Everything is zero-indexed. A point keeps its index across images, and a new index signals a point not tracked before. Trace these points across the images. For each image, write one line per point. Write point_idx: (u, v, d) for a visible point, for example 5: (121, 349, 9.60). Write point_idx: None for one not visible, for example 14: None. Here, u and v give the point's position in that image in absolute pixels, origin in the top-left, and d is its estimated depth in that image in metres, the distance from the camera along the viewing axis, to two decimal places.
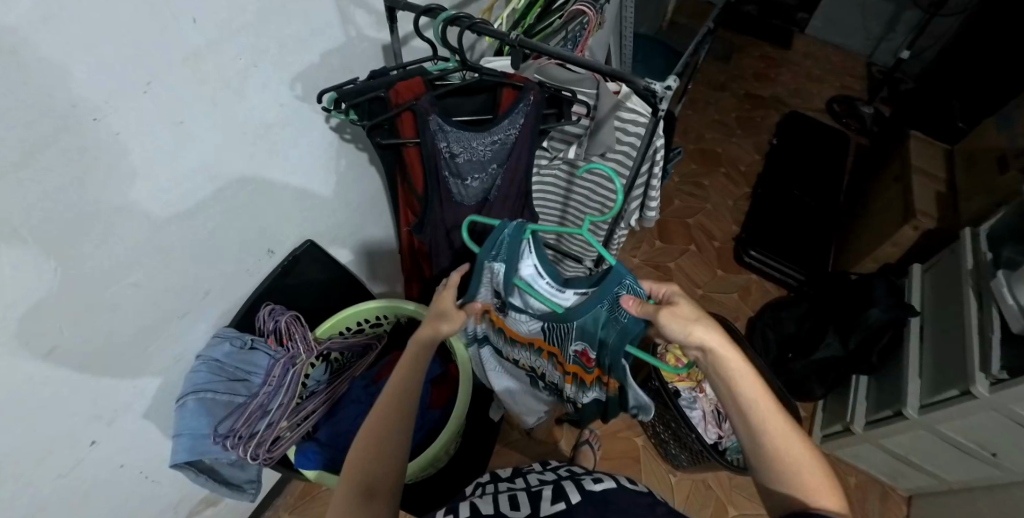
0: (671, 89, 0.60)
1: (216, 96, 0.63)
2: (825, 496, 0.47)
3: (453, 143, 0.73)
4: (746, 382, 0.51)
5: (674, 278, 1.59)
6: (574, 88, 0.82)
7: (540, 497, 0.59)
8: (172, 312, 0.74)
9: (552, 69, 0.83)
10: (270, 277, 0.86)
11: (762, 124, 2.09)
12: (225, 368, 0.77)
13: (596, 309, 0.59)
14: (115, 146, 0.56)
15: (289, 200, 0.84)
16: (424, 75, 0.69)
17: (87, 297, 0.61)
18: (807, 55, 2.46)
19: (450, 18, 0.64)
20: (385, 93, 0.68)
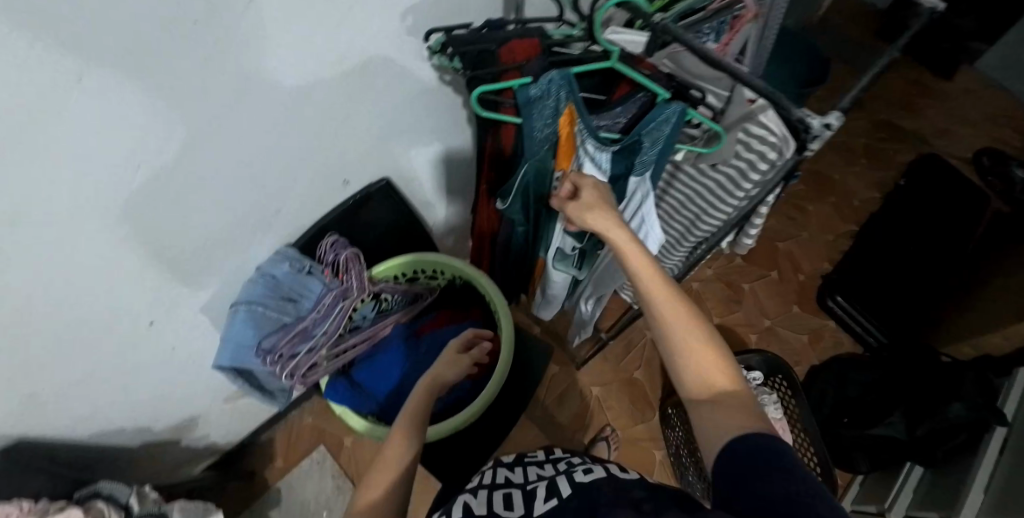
0: (829, 128, 0.50)
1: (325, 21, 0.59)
2: (710, 373, 0.46)
3: (541, 122, 0.63)
4: (646, 286, 0.52)
5: (744, 302, 1.49)
6: (704, 84, 0.71)
7: (534, 497, 0.55)
8: (241, 224, 0.74)
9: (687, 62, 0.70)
10: (341, 207, 0.85)
11: (892, 159, 1.85)
12: (280, 287, 0.79)
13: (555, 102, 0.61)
14: (221, 60, 0.53)
15: (375, 134, 0.81)
16: (544, 38, 0.61)
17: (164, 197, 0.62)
18: (969, 91, 2.12)
19: None
20: (495, 48, 0.61)
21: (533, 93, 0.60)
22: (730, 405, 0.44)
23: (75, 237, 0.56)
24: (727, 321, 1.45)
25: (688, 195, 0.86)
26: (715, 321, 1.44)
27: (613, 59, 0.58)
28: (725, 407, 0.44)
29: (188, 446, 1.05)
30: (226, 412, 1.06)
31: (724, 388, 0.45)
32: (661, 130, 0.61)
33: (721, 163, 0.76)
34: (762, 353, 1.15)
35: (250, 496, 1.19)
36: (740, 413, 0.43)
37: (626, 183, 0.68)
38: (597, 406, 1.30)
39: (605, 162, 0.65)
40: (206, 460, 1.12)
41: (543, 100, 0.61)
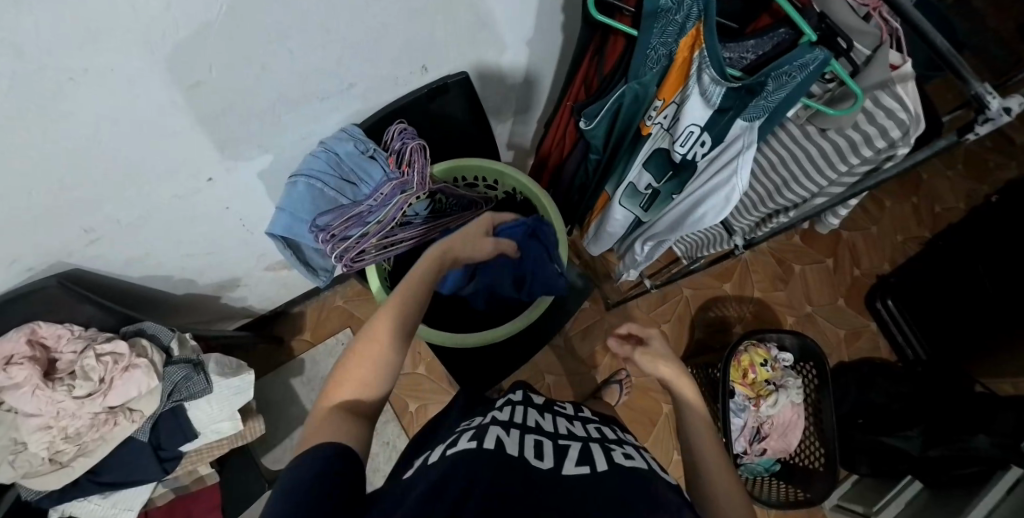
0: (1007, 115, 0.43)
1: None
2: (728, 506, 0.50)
3: (660, 39, 0.57)
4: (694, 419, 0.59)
5: (791, 282, 1.41)
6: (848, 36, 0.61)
7: (564, 454, 0.54)
8: (313, 93, 0.71)
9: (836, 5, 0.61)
10: (415, 95, 0.80)
11: (994, 170, 1.69)
12: (341, 165, 0.76)
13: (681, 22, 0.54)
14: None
15: (465, 20, 0.74)
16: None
17: (248, 49, 0.57)
18: None
19: None
20: None
21: (663, 3, 0.53)
22: None
23: (152, 73, 0.53)
24: (769, 298, 1.39)
25: (783, 158, 0.78)
26: (756, 295, 1.38)
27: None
28: None
29: (227, 303, 1.09)
30: (265, 278, 1.09)
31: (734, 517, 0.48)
32: (792, 76, 0.53)
33: (835, 130, 0.67)
34: (800, 335, 1.09)
35: (275, 359, 1.25)
36: None
37: (732, 126, 0.61)
38: (618, 350, 1.30)
39: (717, 97, 0.58)
40: (240, 318, 1.17)
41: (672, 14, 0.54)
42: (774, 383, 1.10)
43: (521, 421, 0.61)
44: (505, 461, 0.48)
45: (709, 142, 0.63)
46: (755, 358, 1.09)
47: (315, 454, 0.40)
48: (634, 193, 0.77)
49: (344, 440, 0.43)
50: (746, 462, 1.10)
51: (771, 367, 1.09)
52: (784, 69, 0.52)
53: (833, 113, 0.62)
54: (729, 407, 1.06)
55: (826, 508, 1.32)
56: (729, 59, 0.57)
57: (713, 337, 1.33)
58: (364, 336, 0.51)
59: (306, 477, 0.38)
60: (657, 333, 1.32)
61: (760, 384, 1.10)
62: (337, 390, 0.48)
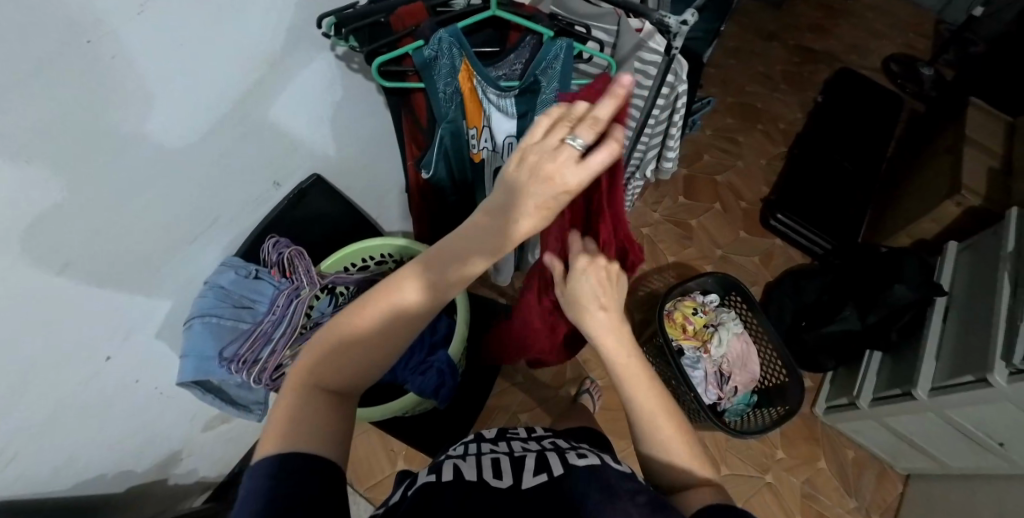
0: (684, 23, 0.63)
1: (242, 1, 0.60)
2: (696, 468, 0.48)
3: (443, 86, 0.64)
4: (624, 375, 0.51)
5: (695, 236, 1.55)
6: (592, 23, 0.72)
7: (523, 467, 0.50)
8: (183, 238, 0.75)
9: (574, 5, 0.73)
10: (278, 208, 0.84)
11: (809, 80, 1.98)
12: (232, 295, 0.79)
13: (448, 69, 0.62)
14: (153, 51, 0.54)
15: (296, 130, 0.81)
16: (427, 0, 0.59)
17: (110, 203, 0.61)
18: (871, 7, 2.30)
19: None
20: (386, 19, 0.59)
21: (427, 54, 0.60)
22: (716, 492, 0.46)
23: (9, 273, 0.54)
24: (684, 258, 1.51)
25: None
26: (671, 259, 1.50)
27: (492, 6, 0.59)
28: (696, 494, 0.46)
29: (175, 481, 1.06)
30: (208, 438, 1.07)
31: (698, 482, 0.47)
32: (555, 66, 0.62)
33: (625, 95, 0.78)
34: (716, 274, 1.17)
35: None
36: (710, 493, 0.45)
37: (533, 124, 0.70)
38: (576, 361, 1.34)
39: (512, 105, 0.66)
40: (200, 492, 1.15)
41: (439, 61, 0.61)
42: (713, 324, 1.15)
43: (475, 449, 0.57)
44: (466, 489, 0.45)
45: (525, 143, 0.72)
46: (685, 310, 1.15)
47: (292, 467, 0.36)
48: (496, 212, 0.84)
49: (319, 449, 0.39)
50: (727, 407, 1.14)
51: (703, 312, 1.16)
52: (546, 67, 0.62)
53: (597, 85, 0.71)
54: (683, 365, 1.10)
55: (820, 414, 1.38)
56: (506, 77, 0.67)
57: (649, 311, 1.42)
58: (376, 306, 0.44)
59: (268, 480, 0.36)
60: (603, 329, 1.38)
61: (702, 330, 1.15)
62: (315, 355, 0.43)
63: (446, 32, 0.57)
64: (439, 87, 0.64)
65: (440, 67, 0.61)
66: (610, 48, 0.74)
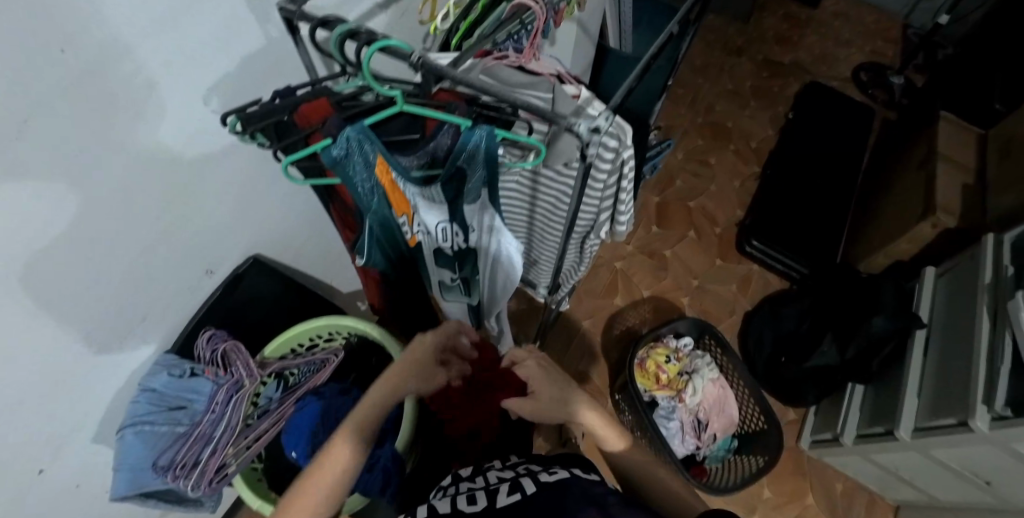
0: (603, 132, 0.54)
1: (143, 108, 0.55)
2: None
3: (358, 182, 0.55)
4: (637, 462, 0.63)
5: (670, 266, 1.51)
6: (526, 93, 0.64)
7: (495, 492, 0.51)
8: (108, 346, 0.70)
9: (505, 72, 0.64)
10: (212, 299, 0.78)
11: (779, 94, 1.96)
12: (166, 398, 0.75)
13: (359, 167, 0.53)
14: (45, 171, 0.49)
15: (227, 217, 0.76)
16: (332, 94, 0.51)
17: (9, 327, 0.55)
18: (836, 14, 2.29)
19: (346, 34, 0.44)
20: (288, 119, 0.52)
21: (336, 153, 0.51)
22: None
23: None
24: (659, 291, 1.47)
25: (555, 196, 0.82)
26: (646, 293, 1.46)
27: (397, 102, 0.48)
28: None
29: None
30: None
31: None
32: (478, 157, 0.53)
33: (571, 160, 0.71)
34: (688, 318, 1.13)
35: None
36: None
37: (467, 212, 0.61)
38: None
39: (438, 195, 0.58)
40: None
41: (351, 157, 0.52)
42: (687, 371, 1.11)
43: (458, 487, 0.58)
44: None
45: (462, 230, 0.64)
46: (658, 358, 1.11)
47: None
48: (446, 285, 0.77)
49: None
50: (705, 455, 1.09)
51: (676, 359, 1.11)
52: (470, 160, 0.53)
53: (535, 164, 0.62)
54: (654, 418, 1.06)
55: (806, 449, 1.33)
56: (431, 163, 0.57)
57: (626, 350, 1.38)
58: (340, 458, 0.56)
59: None
60: (579, 373, 1.34)
61: (676, 378, 1.11)
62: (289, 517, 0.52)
63: (348, 132, 0.49)
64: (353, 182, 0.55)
65: (350, 166, 0.53)
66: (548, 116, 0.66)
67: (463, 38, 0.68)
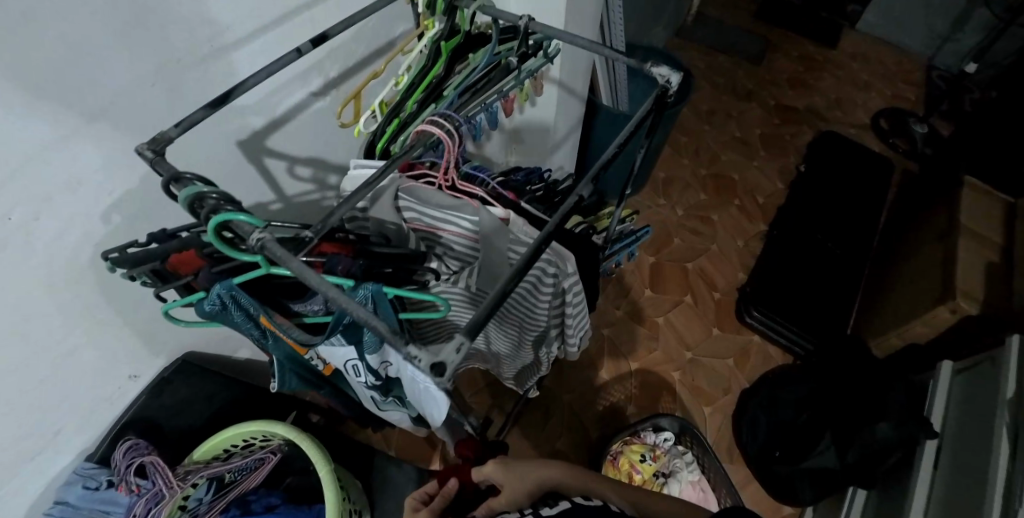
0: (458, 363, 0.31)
1: (26, 243, 0.51)
2: None
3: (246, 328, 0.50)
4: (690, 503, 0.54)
5: (661, 335, 1.42)
6: (449, 215, 0.56)
7: None
8: (16, 466, 0.65)
9: (426, 193, 0.56)
10: (137, 406, 0.74)
11: (790, 143, 1.85)
12: (81, 510, 0.72)
13: (240, 317, 0.48)
14: None
15: (149, 321, 0.72)
16: (203, 245, 0.46)
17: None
18: (856, 55, 2.18)
19: (193, 199, 0.38)
20: (164, 267, 0.46)
21: (210, 307, 0.46)
22: None
23: None
24: (647, 363, 1.37)
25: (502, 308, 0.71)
26: (634, 366, 1.36)
27: (261, 266, 0.40)
28: None
29: None
30: None
31: None
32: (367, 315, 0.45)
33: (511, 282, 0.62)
34: (674, 416, 1.04)
35: None
36: None
37: (375, 356, 0.53)
38: None
39: (336, 342, 0.50)
40: None
41: (227, 310, 0.46)
42: (664, 473, 1.02)
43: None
44: None
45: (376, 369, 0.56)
46: (632, 456, 1.02)
47: None
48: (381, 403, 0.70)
49: None
50: None
51: (653, 458, 1.02)
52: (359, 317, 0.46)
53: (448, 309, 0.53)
54: None
55: None
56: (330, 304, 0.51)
57: (608, 429, 1.28)
58: None
59: None
60: (555, 454, 1.25)
61: (651, 479, 1.02)
62: None
63: (218, 286, 0.44)
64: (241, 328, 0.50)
65: (233, 316, 0.47)
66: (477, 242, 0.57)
67: (389, 140, 0.61)
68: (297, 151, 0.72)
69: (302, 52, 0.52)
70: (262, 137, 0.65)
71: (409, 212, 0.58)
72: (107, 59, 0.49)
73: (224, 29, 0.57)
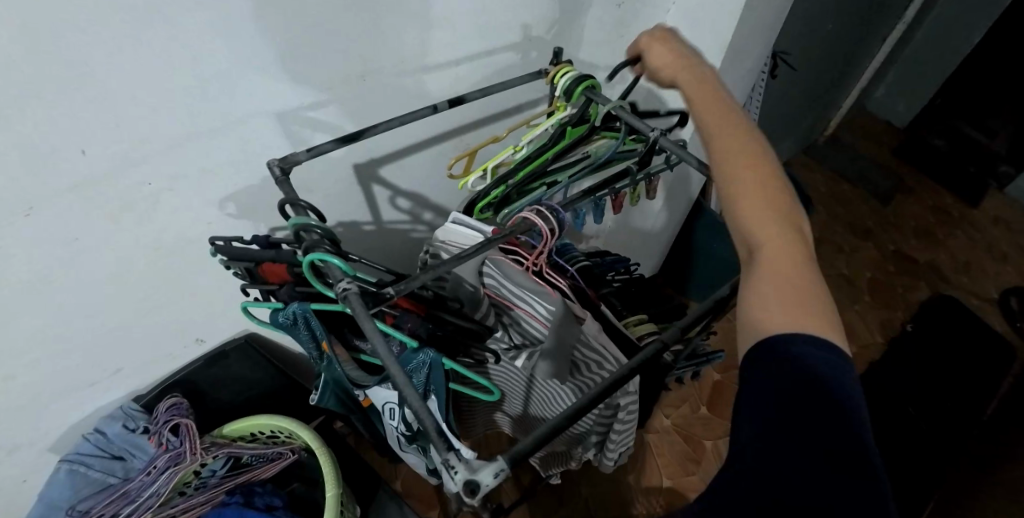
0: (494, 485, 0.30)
1: (151, 206, 0.58)
2: (773, 223, 0.37)
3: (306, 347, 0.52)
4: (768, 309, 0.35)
5: (704, 462, 1.30)
6: (526, 294, 0.56)
7: None
8: (79, 384, 0.73)
9: (510, 269, 0.56)
10: (191, 367, 0.79)
11: (901, 297, 1.69)
12: (112, 446, 0.76)
13: (304, 337, 0.50)
14: (38, 249, 0.54)
15: (227, 299, 0.77)
16: (294, 262, 0.48)
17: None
18: (1003, 221, 1.97)
19: (300, 226, 0.42)
20: (255, 269, 0.50)
21: (282, 319, 0.49)
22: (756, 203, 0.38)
23: None
24: (680, 484, 1.27)
25: (547, 397, 0.68)
26: (665, 484, 1.27)
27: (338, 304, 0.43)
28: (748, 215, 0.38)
29: None
30: None
31: (765, 216, 0.37)
32: (417, 378, 0.46)
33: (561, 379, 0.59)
34: None
35: None
36: (764, 205, 0.38)
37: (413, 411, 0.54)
38: None
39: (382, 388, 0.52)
40: None
41: (295, 327, 0.49)
42: None
43: None
44: None
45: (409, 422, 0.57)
46: None
47: None
48: (401, 445, 0.70)
49: None
50: None
51: None
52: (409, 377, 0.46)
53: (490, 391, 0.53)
54: None
55: None
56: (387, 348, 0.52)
57: None
58: None
59: None
60: None
61: None
62: None
63: (294, 307, 0.46)
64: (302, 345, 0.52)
65: (299, 334, 0.50)
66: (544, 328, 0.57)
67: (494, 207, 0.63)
68: (404, 183, 0.76)
69: (437, 109, 0.58)
70: (375, 165, 0.70)
71: (488, 277, 0.59)
72: (259, 75, 0.55)
73: (370, 67, 0.63)
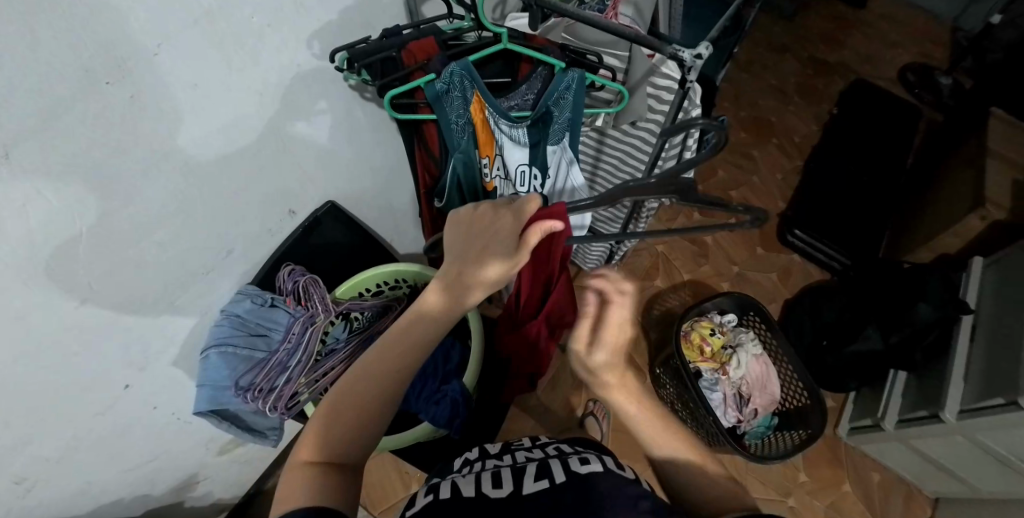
0: (700, 59, 0.51)
1: (255, 45, 0.61)
2: None
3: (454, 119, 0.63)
4: None
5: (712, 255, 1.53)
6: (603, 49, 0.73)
7: (523, 473, 0.51)
8: (200, 270, 0.75)
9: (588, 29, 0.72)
10: (292, 238, 0.86)
11: (824, 92, 1.97)
12: (247, 323, 0.80)
13: (456, 101, 0.61)
14: (166, 97, 0.56)
15: (309, 162, 0.81)
16: (438, 33, 0.58)
17: (106, 238, 0.59)
18: (883, 16, 2.30)
19: None
20: (397, 54, 0.57)
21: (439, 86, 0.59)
22: None
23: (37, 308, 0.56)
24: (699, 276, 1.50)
25: (620, 156, 0.85)
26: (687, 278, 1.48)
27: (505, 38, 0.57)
28: None
29: (193, 504, 1.14)
30: (222, 465, 1.13)
31: None
32: (566, 97, 0.60)
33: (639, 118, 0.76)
34: (733, 296, 1.24)
35: None
36: None
37: (548, 153, 0.67)
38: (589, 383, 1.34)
39: (524, 136, 0.65)
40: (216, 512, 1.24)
41: (451, 91, 0.59)
42: (731, 345, 1.20)
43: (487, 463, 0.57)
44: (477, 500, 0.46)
45: (540, 172, 0.70)
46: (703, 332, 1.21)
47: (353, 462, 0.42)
48: None
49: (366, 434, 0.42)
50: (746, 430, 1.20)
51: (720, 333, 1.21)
52: (558, 95, 0.60)
53: (614, 110, 0.68)
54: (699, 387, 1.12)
55: (844, 436, 1.33)
56: (518, 104, 0.65)
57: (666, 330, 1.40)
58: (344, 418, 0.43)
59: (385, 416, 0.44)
60: None
61: (720, 352, 1.22)
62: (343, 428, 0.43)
63: (453, 66, 0.57)
64: (450, 118, 0.63)
65: (452, 98, 0.60)
66: (621, 74, 0.73)
67: None
68: None
69: None
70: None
71: None
72: None
73: None
